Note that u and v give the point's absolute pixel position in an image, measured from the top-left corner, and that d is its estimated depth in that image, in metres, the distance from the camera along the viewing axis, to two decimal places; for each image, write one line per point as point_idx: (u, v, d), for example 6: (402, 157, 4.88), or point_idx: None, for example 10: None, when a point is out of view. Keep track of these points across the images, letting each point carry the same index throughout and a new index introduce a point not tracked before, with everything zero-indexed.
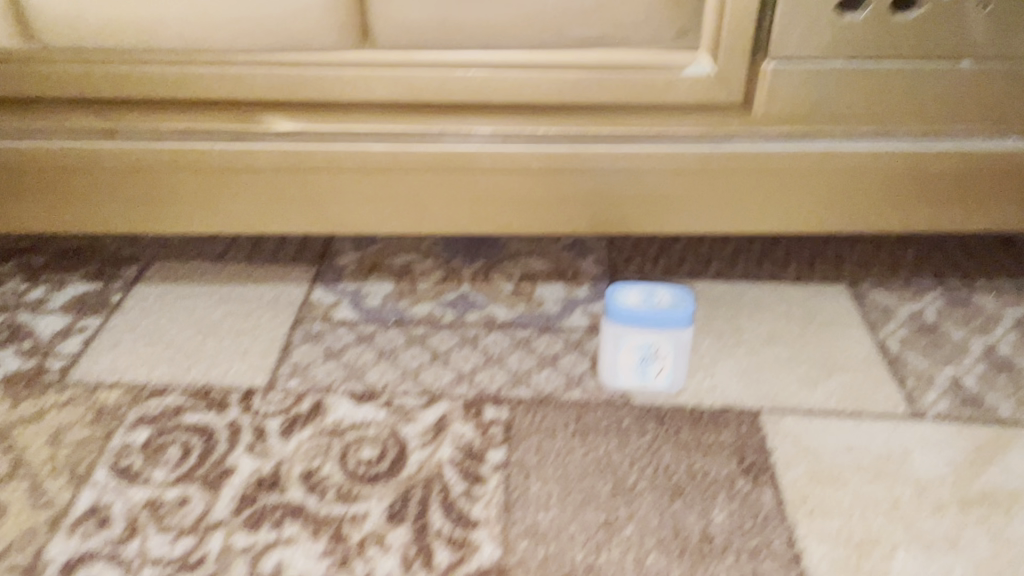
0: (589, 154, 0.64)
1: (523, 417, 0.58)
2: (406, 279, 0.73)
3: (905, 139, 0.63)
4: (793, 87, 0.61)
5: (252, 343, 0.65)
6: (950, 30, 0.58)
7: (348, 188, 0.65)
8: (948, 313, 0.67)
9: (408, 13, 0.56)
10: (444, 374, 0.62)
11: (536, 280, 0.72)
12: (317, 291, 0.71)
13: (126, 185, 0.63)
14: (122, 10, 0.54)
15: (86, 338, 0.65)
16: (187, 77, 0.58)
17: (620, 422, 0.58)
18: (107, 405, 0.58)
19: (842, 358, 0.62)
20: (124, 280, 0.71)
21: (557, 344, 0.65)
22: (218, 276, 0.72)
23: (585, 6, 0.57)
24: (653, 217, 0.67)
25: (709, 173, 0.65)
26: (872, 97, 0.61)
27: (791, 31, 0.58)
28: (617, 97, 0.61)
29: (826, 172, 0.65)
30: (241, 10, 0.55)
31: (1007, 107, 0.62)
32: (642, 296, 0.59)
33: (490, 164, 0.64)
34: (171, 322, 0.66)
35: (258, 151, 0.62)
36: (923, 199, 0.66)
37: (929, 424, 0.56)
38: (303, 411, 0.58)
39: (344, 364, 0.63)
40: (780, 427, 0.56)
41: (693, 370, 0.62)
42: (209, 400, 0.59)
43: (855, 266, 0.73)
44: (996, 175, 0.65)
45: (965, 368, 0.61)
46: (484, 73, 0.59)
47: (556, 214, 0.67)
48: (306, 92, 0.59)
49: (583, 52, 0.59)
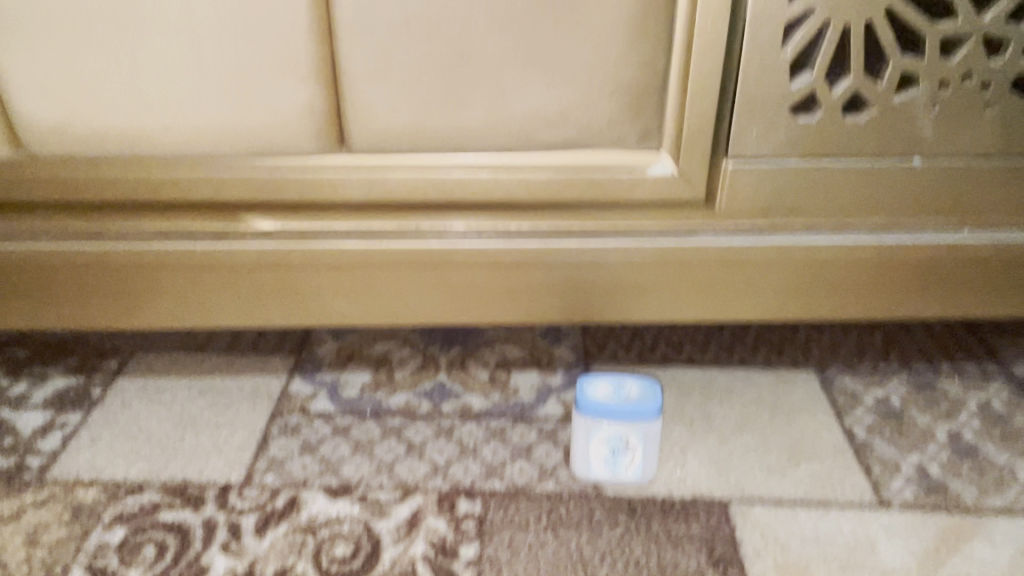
0: (560, 248, 0.65)
1: (497, 510, 0.58)
2: (384, 369, 0.74)
3: (863, 232, 0.67)
4: (752, 184, 0.63)
5: (230, 437, 0.65)
6: (900, 132, 0.62)
7: (327, 284, 0.66)
8: (913, 399, 0.71)
9: (386, 119, 0.58)
10: (419, 467, 0.62)
11: (512, 368, 0.75)
12: (295, 383, 0.72)
13: (110, 283, 0.65)
14: (109, 120, 0.57)
15: (66, 434, 0.65)
16: (171, 181, 0.60)
17: (592, 514, 0.58)
18: (84, 503, 0.58)
19: (811, 445, 0.65)
20: (106, 374, 0.72)
21: (531, 434, 0.66)
22: (199, 369, 0.73)
23: (553, 111, 0.59)
24: (625, 307, 0.69)
25: (677, 265, 0.67)
26: (830, 194, 0.64)
27: (750, 130, 0.61)
28: (585, 195, 0.63)
29: (790, 264, 0.67)
30: (222, 120, 0.57)
31: (956, 200, 0.65)
32: (611, 388, 0.60)
33: (464, 259, 0.66)
34: (151, 416, 0.67)
35: (238, 249, 0.64)
36: (883, 290, 0.69)
37: (895, 512, 0.58)
38: (278, 506, 0.58)
39: (320, 458, 0.63)
40: (750, 518, 0.58)
41: (664, 460, 0.63)
42: (186, 498, 0.58)
43: (823, 354, 0.77)
44: (952, 267, 0.68)
45: (930, 454, 0.64)
46: (459, 175, 0.61)
47: (530, 305, 0.68)
48: (285, 193, 0.61)
49: (553, 155, 0.61)
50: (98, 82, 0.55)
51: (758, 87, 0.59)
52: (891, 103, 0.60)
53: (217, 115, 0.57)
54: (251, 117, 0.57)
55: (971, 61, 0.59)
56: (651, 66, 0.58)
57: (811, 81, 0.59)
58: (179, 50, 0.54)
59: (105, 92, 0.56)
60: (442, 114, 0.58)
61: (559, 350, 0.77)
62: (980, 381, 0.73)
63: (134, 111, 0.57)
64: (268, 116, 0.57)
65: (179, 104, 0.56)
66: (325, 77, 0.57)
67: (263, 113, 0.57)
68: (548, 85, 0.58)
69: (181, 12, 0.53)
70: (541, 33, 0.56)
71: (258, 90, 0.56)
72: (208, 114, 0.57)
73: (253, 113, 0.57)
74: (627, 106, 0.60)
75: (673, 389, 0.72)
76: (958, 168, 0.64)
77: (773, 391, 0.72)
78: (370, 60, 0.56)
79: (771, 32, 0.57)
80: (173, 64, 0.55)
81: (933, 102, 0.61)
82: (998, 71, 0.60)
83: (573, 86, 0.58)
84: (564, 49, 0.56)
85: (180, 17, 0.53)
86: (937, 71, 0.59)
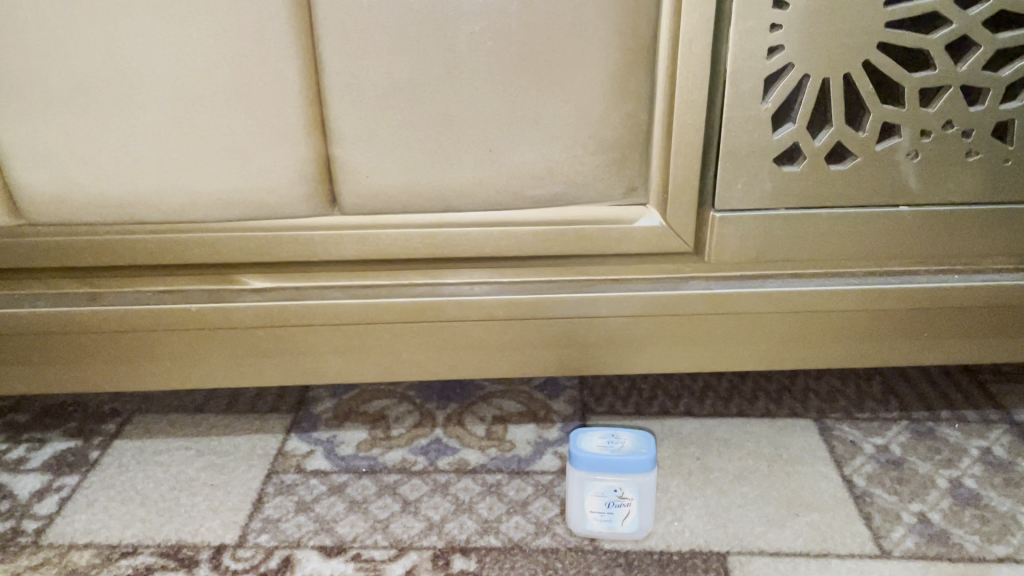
0: (552, 302, 0.66)
1: (492, 567, 0.57)
2: (380, 425, 0.74)
3: (854, 279, 0.67)
4: (740, 234, 0.64)
5: (225, 498, 0.65)
6: (885, 180, 0.62)
7: (321, 343, 0.67)
8: (913, 446, 0.70)
9: (376, 179, 0.59)
10: (414, 523, 0.62)
11: (508, 422, 0.75)
12: (291, 441, 0.72)
13: (107, 345, 0.65)
14: (105, 188, 0.58)
15: (63, 497, 0.65)
16: (167, 244, 0.61)
17: (588, 569, 0.57)
18: (78, 566, 0.58)
19: (810, 494, 0.64)
20: (104, 436, 0.73)
21: (527, 489, 0.65)
22: (197, 430, 0.74)
23: (540, 168, 0.60)
24: (619, 359, 0.69)
25: (669, 316, 0.67)
26: (818, 242, 0.64)
27: (735, 182, 0.62)
28: (574, 248, 0.64)
29: (782, 313, 0.68)
30: (216, 185, 0.59)
31: (945, 247, 0.65)
32: (604, 441, 0.60)
33: (457, 314, 0.66)
34: (147, 478, 0.67)
35: (233, 310, 0.65)
36: (877, 337, 0.69)
37: (896, 562, 0.57)
38: (272, 567, 0.57)
39: (315, 516, 0.63)
40: (748, 570, 0.57)
41: (661, 513, 0.62)
42: (180, 560, 0.58)
43: (821, 402, 0.77)
44: (946, 313, 0.68)
45: (932, 502, 0.63)
46: (449, 231, 0.62)
47: (524, 359, 0.69)
48: (278, 253, 0.62)
49: (540, 210, 0.62)
50: (96, 151, 0.57)
51: (741, 140, 0.60)
52: (874, 152, 0.61)
53: (212, 180, 0.58)
54: (244, 181, 0.59)
55: (950, 109, 0.60)
56: (634, 121, 0.60)
57: (793, 132, 0.60)
58: (174, 119, 0.56)
59: (102, 160, 0.57)
60: (431, 173, 0.59)
61: (557, 404, 0.77)
62: (981, 428, 0.72)
63: (130, 178, 0.58)
64: (260, 180, 0.59)
65: (174, 169, 0.58)
66: (316, 140, 0.58)
67: (256, 176, 0.59)
68: (534, 143, 0.59)
69: (176, 83, 0.55)
70: (525, 93, 0.57)
71: (250, 154, 0.58)
72: (203, 179, 0.58)
73: (246, 176, 0.58)
74: (612, 161, 0.61)
75: (670, 440, 0.71)
76: (945, 215, 0.64)
77: (772, 441, 0.71)
78: (359, 125, 0.57)
79: (751, 86, 0.58)
80: (168, 132, 0.56)
81: (916, 150, 0.61)
82: (978, 118, 0.61)
83: (559, 143, 0.59)
84: (549, 108, 0.58)
85: (175, 87, 0.55)
86: (918, 120, 0.60)
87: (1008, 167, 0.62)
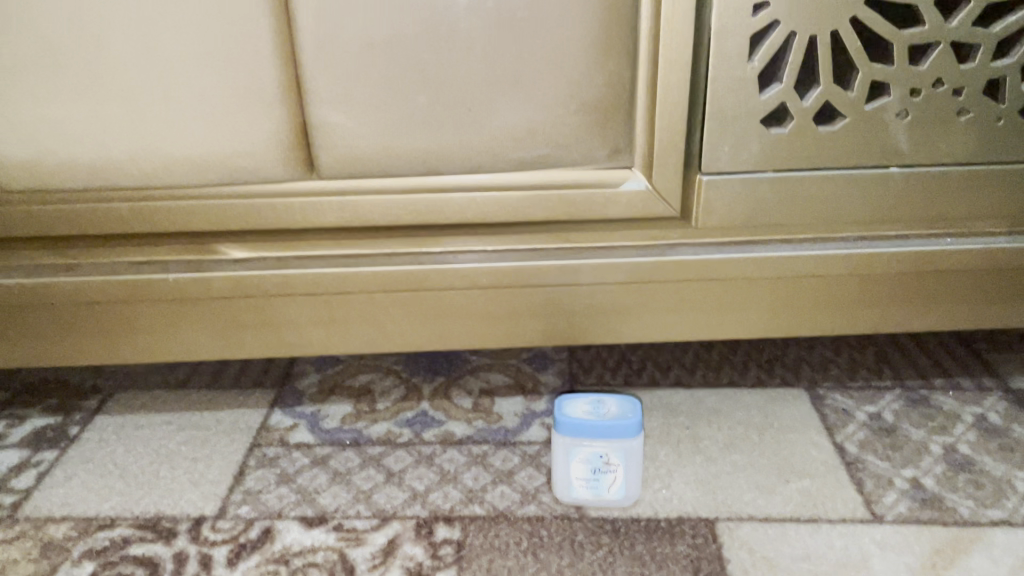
0: (537, 269, 0.65)
1: (477, 535, 0.56)
2: (366, 398, 0.73)
3: (844, 244, 0.66)
4: (727, 198, 0.62)
5: (206, 471, 0.64)
6: (875, 141, 0.61)
7: (302, 313, 0.66)
8: (906, 414, 0.69)
9: (354, 143, 0.58)
10: (398, 494, 0.61)
11: (495, 395, 0.74)
12: (274, 416, 0.71)
13: (84, 317, 0.64)
14: (77, 153, 0.57)
15: (41, 472, 0.64)
16: (142, 211, 0.60)
17: (574, 537, 0.56)
18: (54, 539, 0.57)
19: (800, 462, 0.63)
20: (85, 412, 0.72)
21: (513, 459, 0.64)
22: (179, 405, 0.73)
23: (522, 130, 0.59)
24: (606, 329, 0.68)
25: (657, 283, 0.66)
26: (808, 206, 0.63)
27: (722, 143, 0.60)
28: (558, 213, 0.62)
29: (772, 278, 0.66)
30: (190, 148, 0.57)
31: (937, 209, 0.64)
32: (589, 407, 0.59)
33: (441, 282, 0.65)
34: (127, 452, 0.66)
35: (211, 280, 0.63)
36: (869, 303, 0.68)
37: (888, 526, 0.56)
38: (251, 538, 0.56)
39: (297, 488, 0.61)
40: (736, 536, 0.56)
41: (649, 481, 0.61)
42: (158, 531, 0.57)
43: (813, 372, 0.76)
44: (939, 277, 0.67)
45: (925, 468, 0.62)
46: (430, 196, 0.61)
47: (509, 328, 0.67)
48: (257, 220, 0.61)
49: (523, 174, 0.61)
50: (66, 115, 0.56)
51: (727, 100, 0.59)
52: (864, 112, 0.60)
53: (186, 144, 0.57)
54: (219, 144, 0.57)
55: (940, 66, 0.59)
56: (617, 81, 0.58)
57: (780, 92, 0.59)
58: (146, 81, 0.55)
59: (73, 124, 0.56)
60: (410, 134, 0.58)
61: (545, 377, 0.76)
62: (976, 395, 0.71)
63: (102, 142, 0.57)
64: (236, 142, 0.58)
65: (147, 133, 0.57)
66: (291, 102, 0.57)
67: (232, 138, 0.57)
68: (515, 103, 0.58)
69: (147, 43, 0.54)
70: (504, 51, 0.56)
71: (225, 116, 0.57)
72: (177, 142, 0.57)
73: (221, 139, 0.57)
74: (596, 123, 0.60)
75: (659, 411, 0.70)
76: (937, 176, 0.63)
77: (763, 411, 0.70)
78: (334, 86, 0.56)
79: (737, 44, 0.57)
80: (140, 93, 0.55)
81: (905, 109, 0.60)
82: (969, 76, 0.59)
83: (540, 104, 0.58)
84: (529, 66, 0.56)
85: (146, 47, 0.54)
86: (908, 78, 0.59)
87: (1000, 126, 0.61)
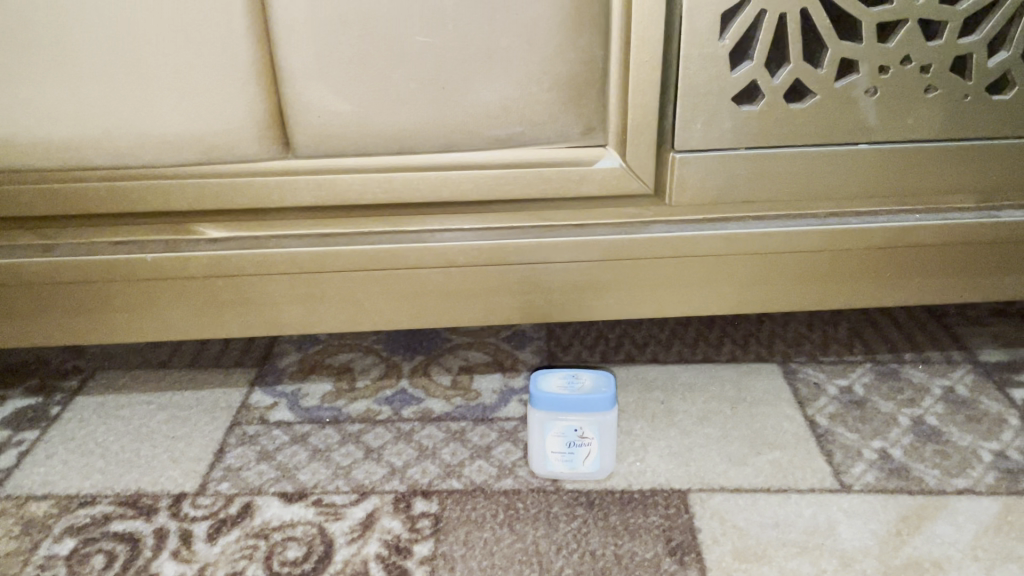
0: (514, 247, 0.65)
1: (454, 508, 0.57)
2: (346, 376, 0.74)
3: (815, 220, 0.67)
4: (699, 175, 0.63)
5: (186, 449, 0.64)
6: (844, 118, 0.62)
7: (281, 292, 0.66)
8: (876, 387, 0.70)
9: (329, 121, 0.59)
10: (377, 470, 0.61)
11: (474, 372, 0.74)
12: (255, 394, 0.71)
13: (63, 297, 0.65)
14: (51, 131, 0.57)
15: (22, 451, 0.64)
16: (119, 191, 0.60)
17: (549, 509, 0.57)
18: (35, 517, 0.57)
19: (772, 434, 0.64)
20: (65, 392, 0.72)
21: (491, 435, 0.65)
22: (160, 385, 0.73)
23: (495, 108, 0.59)
24: (582, 305, 0.69)
25: (632, 260, 0.67)
26: (780, 183, 0.64)
27: (694, 121, 0.61)
28: (533, 191, 0.63)
29: (745, 255, 0.67)
30: (166, 127, 0.58)
31: (906, 185, 0.65)
32: (564, 381, 0.60)
33: (418, 260, 0.65)
34: (108, 431, 0.67)
35: (189, 259, 0.64)
36: (841, 278, 0.69)
37: (856, 495, 0.58)
38: (231, 513, 0.57)
39: (277, 464, 0.62)
40: (708, 506, 0.57)
41: (624, 455, 0.62)
42: (138, 508, 0.58)
43: (787, 347, 0.77)
44: (908, 253, 0.68)
45: (893, 439, 0.64)
46: (406, 175, 0.61)
47: (486, 305, 0.68)
48: (234, 199, 0.61)
49: (498, 152, 0.61)
50: (39, 93, 0.56)
51: (699, 77, 0.59)
52: (834, 89, 0.61)
53: (161, 123, 0.57)
54: (194, 123, 0.58)
55: (908, 43, 0.59)
56: (590, 59, 0.59)
57: (751, 70, 0.59)
58: (119, 59, 0.55)
59: (47, 103, 0.56)
60: (385, 113, 0.59)
61: (523, 354, 0.77)
62: (945, 368, 0.73)
63: (76, 120, 0.57)
64: (212, 121, 0.58)
65: (121, 112, 0.57)
66: (265, 81, 0.57)
67: (207, 117, 0.58)
68: (489, 81, 0.58)
69: (120, 21, 0.54)
70: (477, 29, 0.56)
71: (200, 95, 0.57)
72: (152, 121, 0.57)
73: (196, 118, 0.58)
74: (569, 101, 0.60)
75: (635, 386, 0.71)
76: (906, 152, 0.64)
77: (736, 385, 0.71)
78: (309, 64, 0.56)
79: (708, 22, 0.58)
80: (115, 72, 0.55)
81: (875, 86, 0.61)
82: (936, 53, 0.60)
83: (514, 82, 0.58)
84: (502, 44, 0.57)
85: (120, 25, 0.54)
86: (876, 55, 0.60)
87: (967, 102, 0.62)
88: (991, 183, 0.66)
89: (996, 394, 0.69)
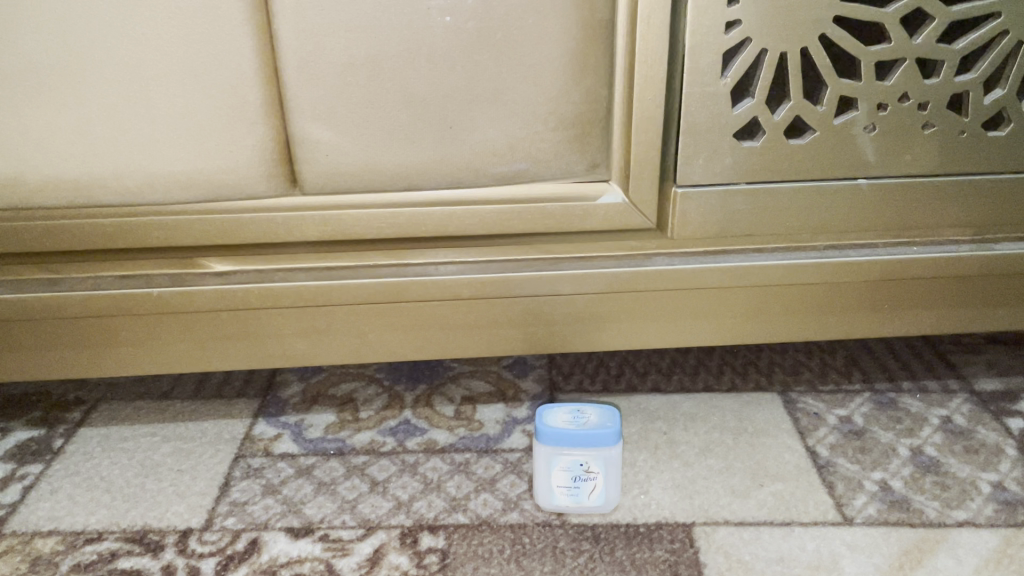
0: (518, 280, 0.66)
1: (460, 543, 0.58)
2: (349, 407, 0.75)
3: (814, 253, 0.68)
4: (701, 211, 0.64)
5: (192, 482, 0.64)
6: (844, 154, 0.62)
7: (286, 324, 0.66)
8: (875, 417, 0.71)
9: (338, 159, 0.59)
10: (383, 503, 0.62)
11: (477, 402, 0.75)
12: (259, 426, 0.72)
13: (66, 332, 0.65)
14: (60, 170, 0.58)
15: (26, 486, 0.65)
16: (125, 229, 0.60)
17: (556, 543, 0.58)
18: (42, 554, 0.57)
19: (774, 466, 0.65)
20: (68, 425, 0.72)
21: (496, 467, 0.66)
22: (163, 417, 0.73)
23: (500, 144, 0.60)
24: (584, 337, 0.69)
25: (634, 293, 0.67)
26: (780, 217, 0.65)
27: (695, 158, 0.62)
28: (537, 226, 0.63)
29: (747, 288, 0.68)
30: (175, 165, 0.58)
31: (903, 219, 0.66)
32: (570, 416, 0.61)
33: (423, 294, 0.66)
34: (112, 465, 0.67)
35: (194, 294, 0.64)
36: (840, 309, 0.70)
37: (858, 528, 0.58)
38: (238, 549, 0.57)
39: (283, 499, 0.62)
40: (712, 540, 0.57)
41: (628, 488, 0.63)
42: (145, 544, 0.58)
43: (786, 376, 0.78)
44: (907, 285, 0.69)
45: (893, 471, 0.64)
46: (411, 211, 0.62)
47: (489, 338, 0.68)
48: (242, 236, 0.62)
49: (502, 189, 0.62)
50: (49, 134, 0.56)
51: (702, 116, 0.60)
52: (833, 126, 0.61)
53: (170, 161, 0.58)
54: (203, 161, 0.58)
55: (906, 82, 0.60)
56: (595, 98, 0.60)
57: (752, 107, 0.60)
58: (129, 100, 0.56)
59: (57, 143, 0.57)
60: (391, 151, 0.59)
61: (525, 383, 0.78)
62: (943, 398, 0.74)
63: (84, 158, 0.57)
64: (220, 160, 0.58)
65: (130, 151, 0.57)
66: (275, 118, 0.58)
67: (216, 156, 0.58)
68: (494, 120, 0.59)
69: (130, 62, 0.54)
70: (484, 70, 0.57)
71: (209, 135, 0.57)
72: (161, 159, 0.58)
73: (205, 157, 0.58)
74: (573, 138, 0.61)
75: (637, 417, 0.72)
76: (904, 187, 0.64)
77: (737, 415, 0.72)
78: (318, 104, 0.57)
79: (711, 61, 0.58)
80: (125, 113, 0.56)
81: (873, 123, 0.62)
82: (933, 91, 0.61)
83: (519, 120, 0.59)
84: (507, 85, 0.58)
85: (128, 67, 0.54)
86: (875, 93, 0.60)
87: (963, 138, 0.63)
88: (987, 217, 0.66)
89: (993, 424, 0.70)
